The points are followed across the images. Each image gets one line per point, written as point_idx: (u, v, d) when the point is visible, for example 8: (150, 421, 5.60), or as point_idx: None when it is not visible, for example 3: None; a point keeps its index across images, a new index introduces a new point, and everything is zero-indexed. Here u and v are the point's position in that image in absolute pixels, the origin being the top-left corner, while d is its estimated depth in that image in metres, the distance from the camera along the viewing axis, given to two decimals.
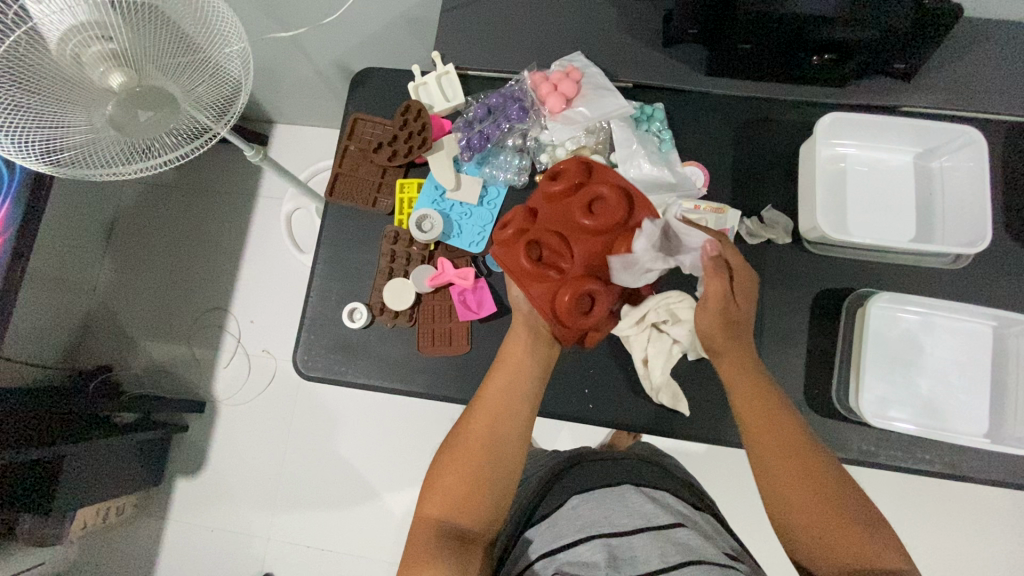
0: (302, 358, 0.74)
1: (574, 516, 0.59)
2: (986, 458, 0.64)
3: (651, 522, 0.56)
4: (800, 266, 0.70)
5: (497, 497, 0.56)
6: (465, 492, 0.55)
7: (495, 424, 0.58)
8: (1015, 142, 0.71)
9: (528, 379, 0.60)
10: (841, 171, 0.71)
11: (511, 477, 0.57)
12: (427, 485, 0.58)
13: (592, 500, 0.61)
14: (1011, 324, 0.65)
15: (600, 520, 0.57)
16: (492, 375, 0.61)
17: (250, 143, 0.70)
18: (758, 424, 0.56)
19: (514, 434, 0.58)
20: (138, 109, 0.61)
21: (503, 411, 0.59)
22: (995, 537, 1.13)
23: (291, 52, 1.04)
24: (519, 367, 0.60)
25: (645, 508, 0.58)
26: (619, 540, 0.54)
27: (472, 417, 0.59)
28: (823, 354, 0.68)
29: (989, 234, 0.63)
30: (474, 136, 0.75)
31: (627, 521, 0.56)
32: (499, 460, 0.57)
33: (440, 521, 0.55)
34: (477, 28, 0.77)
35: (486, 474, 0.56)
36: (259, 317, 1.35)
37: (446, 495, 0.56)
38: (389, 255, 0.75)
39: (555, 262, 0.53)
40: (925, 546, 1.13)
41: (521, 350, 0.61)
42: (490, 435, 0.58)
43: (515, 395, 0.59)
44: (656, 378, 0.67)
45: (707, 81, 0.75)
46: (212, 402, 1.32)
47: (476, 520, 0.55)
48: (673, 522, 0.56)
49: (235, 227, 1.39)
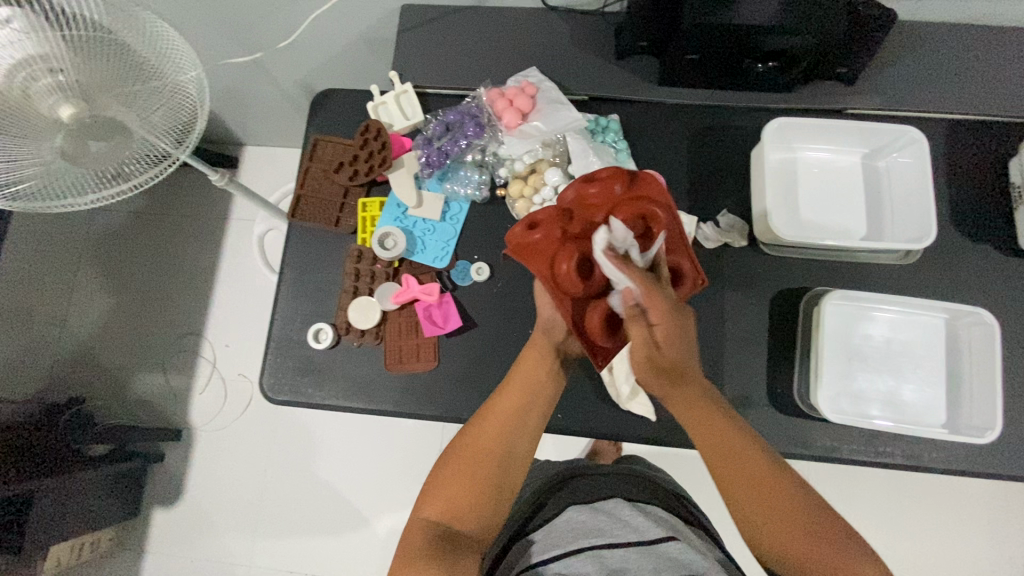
0: (268, 383, 0.73)
1: (567, 528, 0.59)
2: (946, 448, 0.66)
3: (645, 535, 0.56)
4: (756, 267, 0.72)
5: (499, 505, 0.56)
6: (466, 497, 0.55)
7: (507, 435, 0.58)
8: (959, 139, 0.73)
9: (543, 396, 0.61)
10: (791, 173, 0.73)
11: (515, 489, 0.57)
12: (427, 488, 0.57)
13: (584, 512, 0.61)
14: (961, 316, 0.67)
15: (593, 531, 0.58)
16: (502, 390, 0.61)
17: (213, 168, 0.73)
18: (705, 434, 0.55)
19: (525, 444, 0.59)
20: (90, 139, 0.61)
21: (513, 424, 0.59)
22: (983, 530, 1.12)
23: (255, 75, 1.05)
24: (535, 382, 0.61)
25: (638, 521, 0.59)
26: (610, 551, 0.54)
27: (482, 425, 0.59)
28: (784, 353, 0.69)
29: (934, 229, 0.66)
30: (434, 152, 0.76)
31: (621, 533, 0.56)
32: (507, 471, 0.57)
33: (441, 523, 0.54)
34: (434, 48, 0.78)
35: (493, 484, 0.56)
36: (234, 340, 1.34)
37: (448, 496, 0.55)
38: (353, 274, 0.75)
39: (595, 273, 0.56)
40: (914, 542, 1.12)
41: (538, 368, 0.62)
42: (499, 444, 0.58)
43: (530, 410, 0.60)
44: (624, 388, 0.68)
45: (659, 91, 0.77)
46: (189, 428, 1.30)
47: (479, 527, 0.54)
48: (664, 534, 0.57)
49: (209, 251, 1.38)
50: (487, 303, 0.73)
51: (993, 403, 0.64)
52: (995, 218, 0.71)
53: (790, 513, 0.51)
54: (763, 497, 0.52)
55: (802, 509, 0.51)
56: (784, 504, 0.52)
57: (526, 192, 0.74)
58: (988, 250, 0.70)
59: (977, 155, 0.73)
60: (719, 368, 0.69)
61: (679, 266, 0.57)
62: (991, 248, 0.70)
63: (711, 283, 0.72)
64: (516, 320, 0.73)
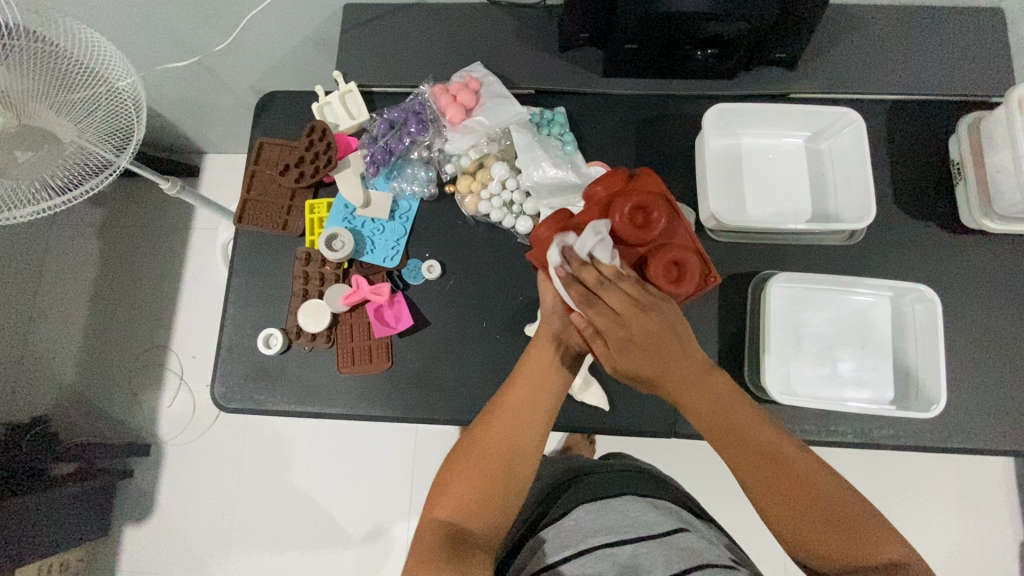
0: (220, 390, 0.72)
1: (575, 525, 0.59)
2: (897, 424, 0.67)
3: (656, 529, 0.56)
4: (705, 254, 0.72)
5: (507, 503, 0.56)
6: (477, 498, 0.55)
7: (514, 432, 0.58)
8: (899, 120, 0.74)
9: (552, 388, 0.60)
10: (736, 160, 0.74)
11: (523, 485, 0.57)
12: (437, 487, 0.58)
13: (595, 507, 0.61)
14: (907, 294, 0.68)
15: (604, 528, 0.57)
16: (512, 384, 0.61)
17: (164, 175, 0.77)
18: (720, 423, 0.55)
19: (534, 440, 0.58)
20: (17, 149, 0.60)
21: (522, 421, 0.59)
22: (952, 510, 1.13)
23: (204, 81, 1.03)
24: (543, 377, 0.60)
25: (649, 516, 0.58)
26: (623, 546, 0.54)
27: (490, 423, 0.59)
28: (735, 337, 0.70)
29: (873, 208, 0.67)
30: (378, 151, 0.75)
31: (631, 529, 0.56)
32: (517, 468, 0.57)
33: (450, 522, 0.54)
34: (377, 46, 0.78)
35: (501, 481, 0.56)
36: (202, 351, 1.32)
37: (458, 497, 0.55)
38: (302, 277, 0.74)
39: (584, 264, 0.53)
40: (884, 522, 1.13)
41: (546, 361, 0.61)
42: (509, 442, 0.57)
43: (539, 404, 0.59)
44: (576, 377, 0.69)
45: (604, 82, 0.77)
46: (159, 443, 1.28)
47: (489, 524, 0.55)
48: (676, 529, 0.57)
49: (174, 262, 1.36)
50: (439, 301, 0.73)
51: (938, 377, 0.64)
52: (936, 196, 0.72)
53: (811, 497, 0.52)
54: (785, 486, 0.52)
55: (822, 496, 0.52)
56: (804, 490, 0.52)
57: (474, 187, 0.74)
58: (931, 228, 0.71)
59: (918, 135, 0.74)
60: None
61: (683, 259, 0.53)
62: (934, 225, 0.71)
63: None
64: (470, 317, 0.72)
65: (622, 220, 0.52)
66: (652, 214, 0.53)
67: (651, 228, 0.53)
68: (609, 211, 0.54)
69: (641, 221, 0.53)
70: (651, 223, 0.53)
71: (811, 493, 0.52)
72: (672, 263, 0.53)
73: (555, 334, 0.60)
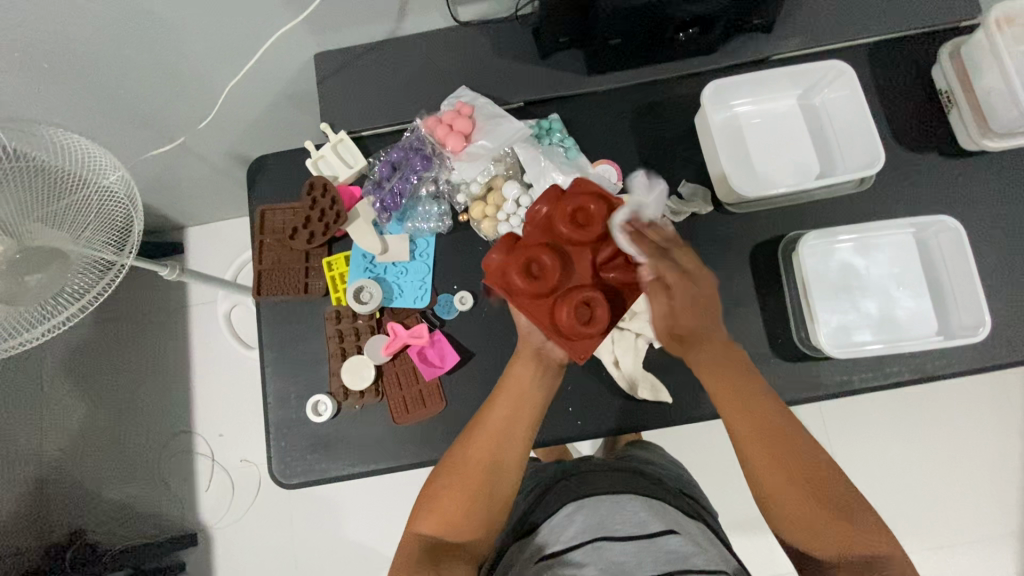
0: (278, 469, 0.71)
1: (571, 520, 0.59)
2: (943, 353, 0.68)
3: (645, 528, 0.56)
4: (729, 229, 0.73)
5: (490, 515, 0.58)
6: (461, 514, 0.57)
7: (494, 449, 0.59)
8: (881, 60, 0.76)
9: (530, 404, 0.61)
10: (737, 131, 0.75)
11: (506, 498, 0.59)
12: (421, 500, 0.59)
13: (590, 504, 0.60)
14: (927, 227, 0.70)
15: (597, 526, 0.57)
16: (494, 398, 0.61)
17: (162, 263, 0.77)
18: (734, 396, 0.60)
19: (514, 455, 0.60)
20: (21, 274, 0.57)
21: (505, 435, 0.59)
22: (1007, 421, 1.12)
23: (177, 159, 1.00)
24: (523, 391, 0.61)
25: (640, 512, 0.58)
26: (611, 545, 0.55)
27: (472, 441, 0.59)
28: (775, 302, 0.71)
29: (882, 151, 0.68)
30: (387, 195, 0.74)
31: (623, 528, 0.57)
32: (498, 483, 0.59)
33: (431, 536, 0.57)
34: (360, 91, 0.77)
35: (483, 497, 0.58)
36: (227, 428, 1.29)
37: (442, 513, 0.57)
38: (337, 336, 0.72)
39: (546, 278, 0.51)
40: (945, 447, 1.12)
41: (524, 377, 0.61)
42: (490, 460, 0.59)
43: (518, 421, 0.60)
44: (664, 393, 0.68)
45: (591, 80, 0.76)
46: (204, 530, 1.24)
47: (475, 538, 0.57)
48: (665, 528, 0.57)
49: (176, 345, 1.32)
50: (479, 330, 0.72)
51: (976, 299, 0.66)
52: (932, 127, 0.74)
53: (819, 493, 0.56)
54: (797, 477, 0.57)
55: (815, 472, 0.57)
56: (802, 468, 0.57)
57: (488, 211, 0.73)
58: (935, 158, 0.73)
59: (902, 71, 0.75)
60: None
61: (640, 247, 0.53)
62: (936, 154, 0.73)
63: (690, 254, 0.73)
64: (512, 340, 0.72)
65: (562, 227, 0.52)
66: (592, 211, 0.53)
67: (593, 225, 0.52)
68: (551, 223, 0.54)
69: (581, 221, 0.52)
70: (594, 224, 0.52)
71: (806, 471, 0.57)
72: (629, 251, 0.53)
73: (533, 350, 0.60)
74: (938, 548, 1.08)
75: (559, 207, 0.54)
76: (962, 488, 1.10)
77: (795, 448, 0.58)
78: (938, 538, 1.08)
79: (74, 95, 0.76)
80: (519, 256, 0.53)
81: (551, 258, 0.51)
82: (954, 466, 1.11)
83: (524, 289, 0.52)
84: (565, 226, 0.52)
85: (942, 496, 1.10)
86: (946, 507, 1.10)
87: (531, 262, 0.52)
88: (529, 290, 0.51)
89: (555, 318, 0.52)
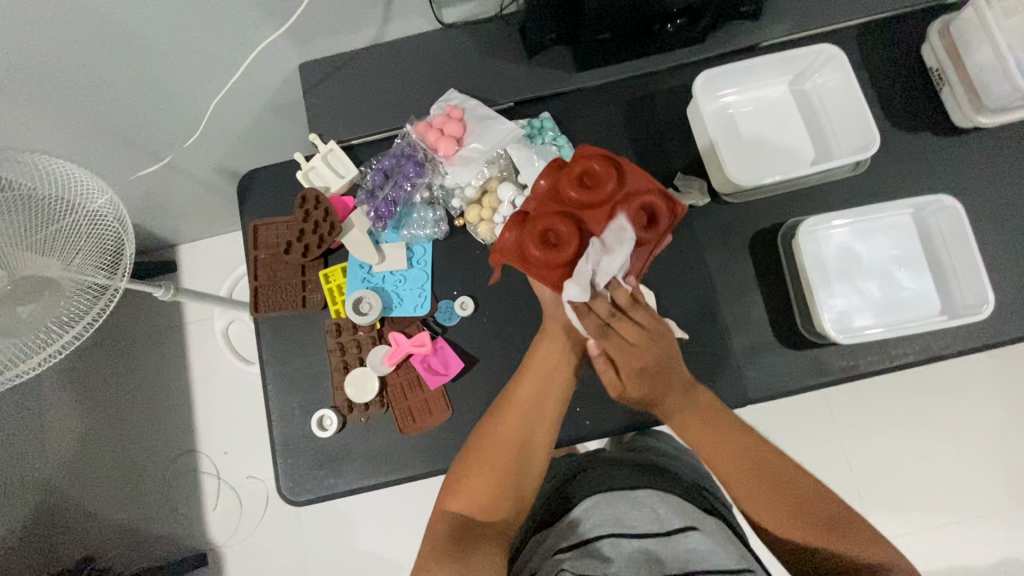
0: (286, 486, 0.70)
1: (587, 515, 0.58)
2: (949, 333, 0.68)
3: (664, 525, 0.55)
4: (727, 220, 0.72)
5: (520, 495, 0.58)
6: (494, 490, 0.57)
7: (521, 426, 0.59)
8: (871, 41, 0.75)
9: (560, 381, 0.61)
10: (730, 119, 0.74)
11: (536, 478, 0.59)
12: (450, 479, 0.59)
13: (608, 495, 0.60)
14: (926, 207, 0.69)
15: (614, 520, 0.56)
16: (523, 376, 0.61)
17: (156, 284, 0.75)
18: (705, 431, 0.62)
19: (541, 435, 0.60)
20: (18, 304, 0.56)
21: (536, 412, 0.60)
22: (1009, 393, 1.13)
23: (164, 178, 0.98)
24: (551, 369, 0.61)
25: (659, 508, 0.57)
26: (627, 541, 0.54)
27: (504, 417, 0.60)
28: (777, 290, 0.71)
29: (877, 133, 0.68)
30: (381, 204, 0.73)
31: (641, 523, 0.55)
32: (525, 461, 0.58)
33: (462, 514, 0.56)
34: (348, 99, 0.76)
35: (515, 473, 0.58)
36: (231, 445, 1.27)
37: (474, 490, 0.57)
38: (338, 349, 0.72)
39: (566, 245, 0.51)
40: (950, 423, 1.12)
41: (553, 355, 0.61)
42: (523, 435, 0.59)
43: (546, 401, 0.61)
44: None
45: (581, 76, 0.76)
46: (213, 549, 1.23)
47: (502, 517, 0.57)
48: (685, 525, 0.55)
49: (175, 365, 1.31)
50: (482, 335, 0.71)
51: (978, 277, 0.66)
52: (925, 106, 0.74)
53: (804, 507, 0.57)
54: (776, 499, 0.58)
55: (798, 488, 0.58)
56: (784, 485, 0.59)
57: (484, 215, 0.72)
58: (930, 137, 0.73)
59: (892, 51, 0.75)
60: (722, 326, 0.70)
61: (651, 202, 0.53)
62: (930, 133, 0.73)
63: (689, 246, 0.72)
64: (516, 343, 0.71)
65: (573, 193, 0.52)
66: (598, 172, 0.53)
67: (603, 187, 0.52)
68: (560, 191, 0.54)
69: (589, 184, 0.53)
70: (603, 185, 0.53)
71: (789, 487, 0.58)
72: (642, 207, 0.53)
73: (562, 325, 0.61)
74: (948, 524, 1.09)
75: (564, 174, 0.54)
76: (970, 463, 1.11)
77: (775, 466, 0.60)
78: (949, 515, 1.09)
79: (55, 119, 0.74)
80: (532, 227, 0.52)
81: (568, 226, 0.51)
82: (960, 441, 1.11)
83: (544, 259, 0.52)
84: (575, 192, 0.53)
85: (950, 473, 1.10)
86: (954, 483, 1.10)
87: (547, 233, 0.52)
88: (551, 261, 0.52)
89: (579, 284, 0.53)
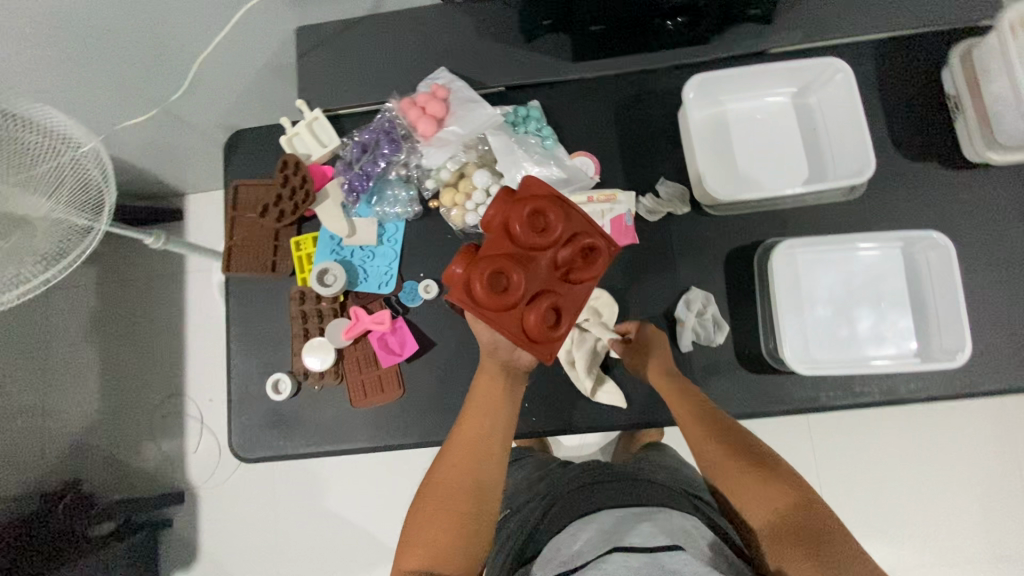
0: (237, 442, 0.72)
1: (573, 537, 0.54)
2: (920, 376, 0.65)
3: (649, 543, 0.50)
4: (705, 232, 0.70)
5: (477, 537, 0.56)
6: (448, 537, 0.55)
7: (473, 465, 0.60)
8: (890, 59, 0.70)
9: (500, 421, 0.62)
10: (723, 127, 0.71)
11: (490, 517, 0.58)
12: (406, 536, 0.58)
13: (592, 520, 0.55)
14: (917, 242, 0.65)
15: (600, 541, 0.51)
16: (464, 419, 0.62)
17: (149, 232, 0.80)
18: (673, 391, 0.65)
19: (491, 474, 0.60)
20: None
21: (478, 453, 0.60)
22: (1001, 442, 1.08)
23: (169, 128, 0.99)
24: (491, 412, 0.62)
25: (644, 527, 0.52)
26: (614, 558, 0.48)
27: (449, 461, 0.60)
28: (746, 310, 0.69)
29: (872, 158, 0.64)
30: (355, 177, 0.73)
31: (626, 540, 0.50)
32: (482, 501, 0.58)
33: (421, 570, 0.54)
34: (337, 67, 0.75)
35: (466, 517, 0.57)
36: (216, 394, 1.32)
37: (427, 541, 0.56)
38: (300, 317, 0.72)
39: (513, 289, 0.50)
40: (931, 464, 1.08)
41: (493, 393, 0.62)
42: (470, 479, 0.59)
43: (489, 442, 0.61)
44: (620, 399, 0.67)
45: (577, 67, 0.73)
46: (190, 488, 1.29)
47: (464, 563, 0.55)
48: (671, 542, 0.50)
49: (173, 310, 1.35)
50: (442, 319, 0.71)
51: (959, 323, 0.62)
52: (935, 133, 0.69)
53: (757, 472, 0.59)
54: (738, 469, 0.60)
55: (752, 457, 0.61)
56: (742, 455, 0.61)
57: (458, 199, 0.72)
58: (934, 169, 0.68)
59: (910, 71, 0.70)
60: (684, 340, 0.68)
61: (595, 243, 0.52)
62: (935, 164, 0.68)
63: (662, 256, 0.70)
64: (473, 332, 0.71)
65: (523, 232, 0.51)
66: (547, 212, 0.52)
67: (553, 229, 0.51)
68: (509, 228, 0.52)
69: (540, 225, 0.51)
70: (551, 226, 0.52)
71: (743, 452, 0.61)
72: (588, 247, 0.52)
73: (500, 367, 0.62)
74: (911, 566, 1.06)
75: (515, 211, 0.52)
76: (945, 508, 1.07)
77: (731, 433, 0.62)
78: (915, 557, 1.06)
79: None
80: (480, 267, 0.50)
81: (517, 270, 0.50)
82: (939, 484, 1.08)
83: (490, 303, 0.50)
84: (526, 233, 0.51)
85: (925, 516, 1.07)
86: (925, 525, 1.07)
87: (496, 276, 0.50)
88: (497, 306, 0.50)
89: (524, 326, 0.51)
